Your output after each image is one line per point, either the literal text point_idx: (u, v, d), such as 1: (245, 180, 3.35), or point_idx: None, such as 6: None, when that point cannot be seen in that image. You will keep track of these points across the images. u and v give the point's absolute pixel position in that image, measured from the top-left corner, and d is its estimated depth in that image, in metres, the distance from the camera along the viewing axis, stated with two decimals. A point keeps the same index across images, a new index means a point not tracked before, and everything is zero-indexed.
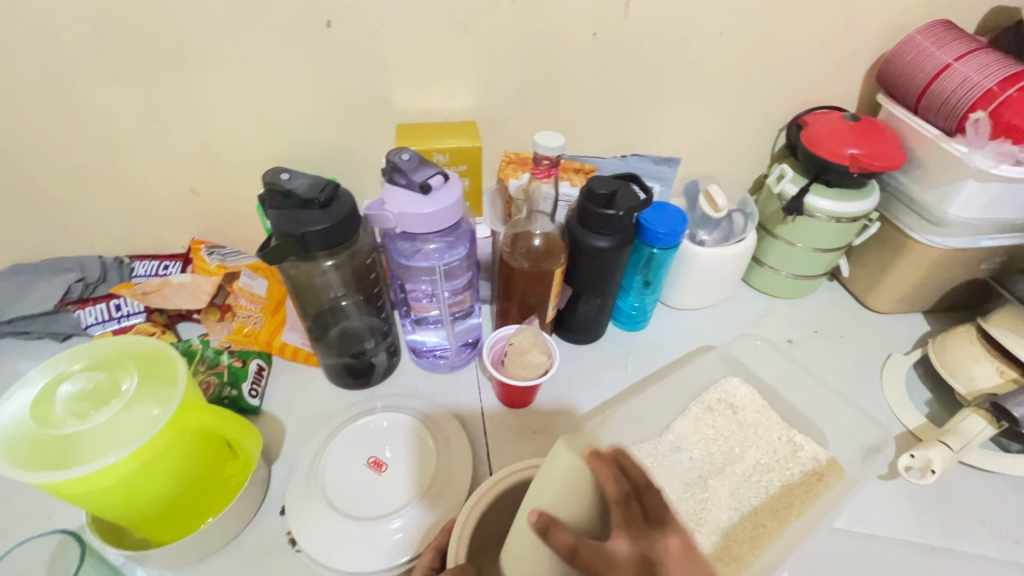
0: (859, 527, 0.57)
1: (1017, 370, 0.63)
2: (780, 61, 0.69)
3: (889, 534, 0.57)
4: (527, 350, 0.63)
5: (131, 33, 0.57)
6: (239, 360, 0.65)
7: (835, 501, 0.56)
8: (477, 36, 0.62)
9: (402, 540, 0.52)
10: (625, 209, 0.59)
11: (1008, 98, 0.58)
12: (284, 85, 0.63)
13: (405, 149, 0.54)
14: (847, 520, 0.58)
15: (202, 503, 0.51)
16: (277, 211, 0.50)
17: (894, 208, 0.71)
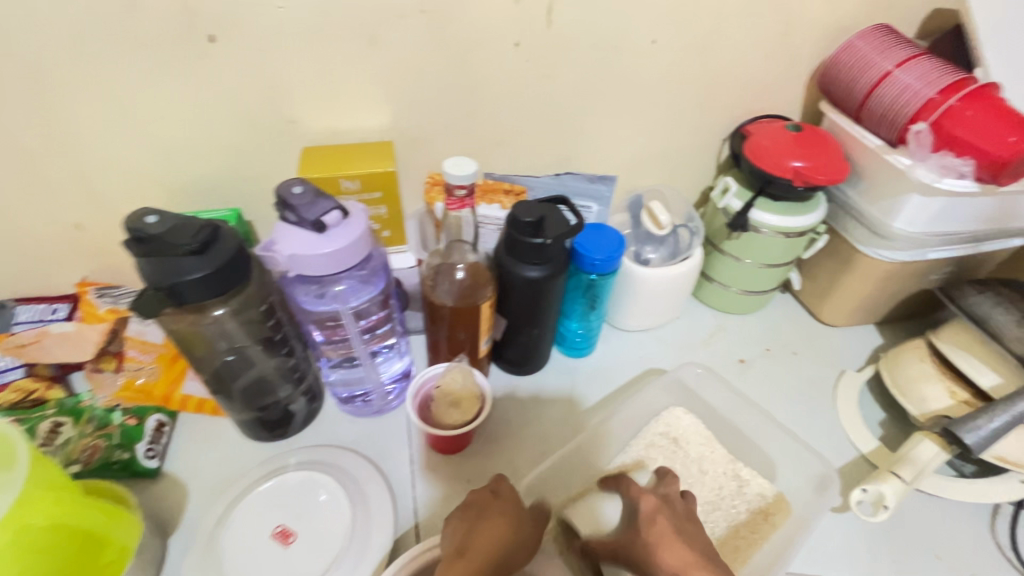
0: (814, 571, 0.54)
1: (968, 391, 0.60)
2: (718, 69, 0.65)
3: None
4: (456, 394, 0.58)
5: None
6: (133, 417, 0.58)
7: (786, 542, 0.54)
8: (385, 50, 0.56)
9: None
10: (554, 236, 0.54)
11: (950, 108, 0.54)
12: (171, 108, 0.55)
13: (298, 180, 0.48)
14: (801, 562, 0.54)
15: None
16: (146, 260, 0.44)
17: (841, 220, 0.68)
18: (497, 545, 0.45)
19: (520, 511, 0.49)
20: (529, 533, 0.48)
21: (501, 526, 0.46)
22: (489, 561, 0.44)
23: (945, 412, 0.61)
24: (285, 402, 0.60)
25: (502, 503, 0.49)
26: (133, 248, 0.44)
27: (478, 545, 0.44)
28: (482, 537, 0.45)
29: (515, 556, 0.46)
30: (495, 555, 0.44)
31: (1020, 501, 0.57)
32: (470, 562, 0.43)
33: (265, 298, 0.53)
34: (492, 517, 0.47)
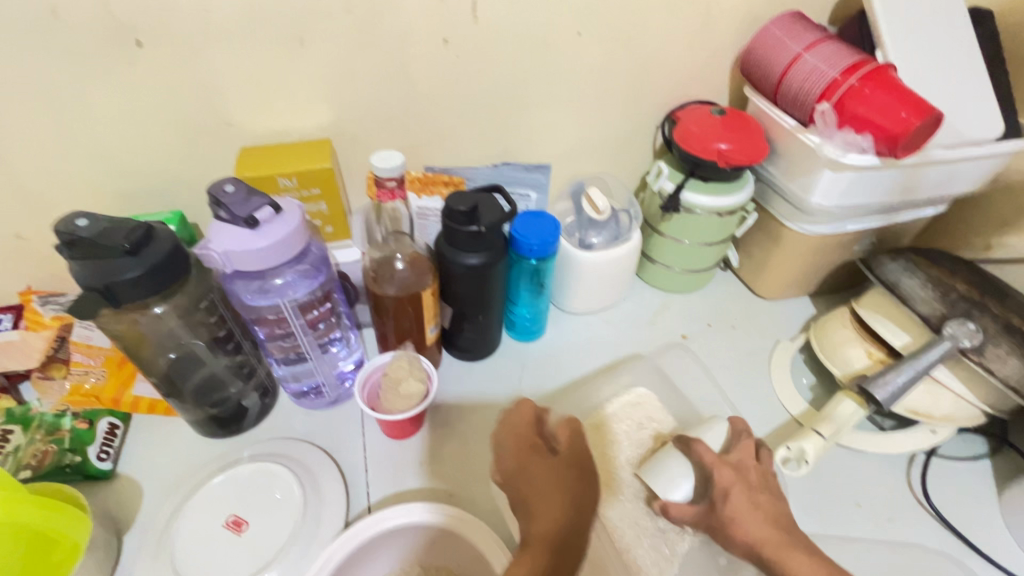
0: (846, 531, 0.57)
1: (884, 351, 0.65)
2: (645, 57, 0.68)
3: (867, 534, 0.57)
4: (403, 379, 0.59)
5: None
6: (85, 421, 0.59)
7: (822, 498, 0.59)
8: (316, 49, 0.57)
9: None
10: (488, 223, 0.57)
11: (850, 87, 0.58)
12: (104, 114, 0.56)
13: (231, 178, 0.49)
14: (833, 524, 0.58)
15: None
16: (80, 263, 0.45)
17: (767, 197, 0.72)
18: (554, 524, 0.47)
19: (557, 479, 0.50)
20: (579, 489, 0.50)
21: (555, 508, 0.48)
22: (551, 540, 0.46)
23: (864, 371, 0.65)
24: (237, 398, 0.61)
25: (533, 481, 0.50)
26: (66, 252, 0.44)
27: (537, 531, 0.46)
28: (538, 523, 0.47)
29: (578, 524, 0.48)
30: (553, 534, 0.46)
31: (930, 448, 0.62)
32: (533, 549, 0.45)
33: (206, 296, 0.54)
34: (537, 495, 0.49)
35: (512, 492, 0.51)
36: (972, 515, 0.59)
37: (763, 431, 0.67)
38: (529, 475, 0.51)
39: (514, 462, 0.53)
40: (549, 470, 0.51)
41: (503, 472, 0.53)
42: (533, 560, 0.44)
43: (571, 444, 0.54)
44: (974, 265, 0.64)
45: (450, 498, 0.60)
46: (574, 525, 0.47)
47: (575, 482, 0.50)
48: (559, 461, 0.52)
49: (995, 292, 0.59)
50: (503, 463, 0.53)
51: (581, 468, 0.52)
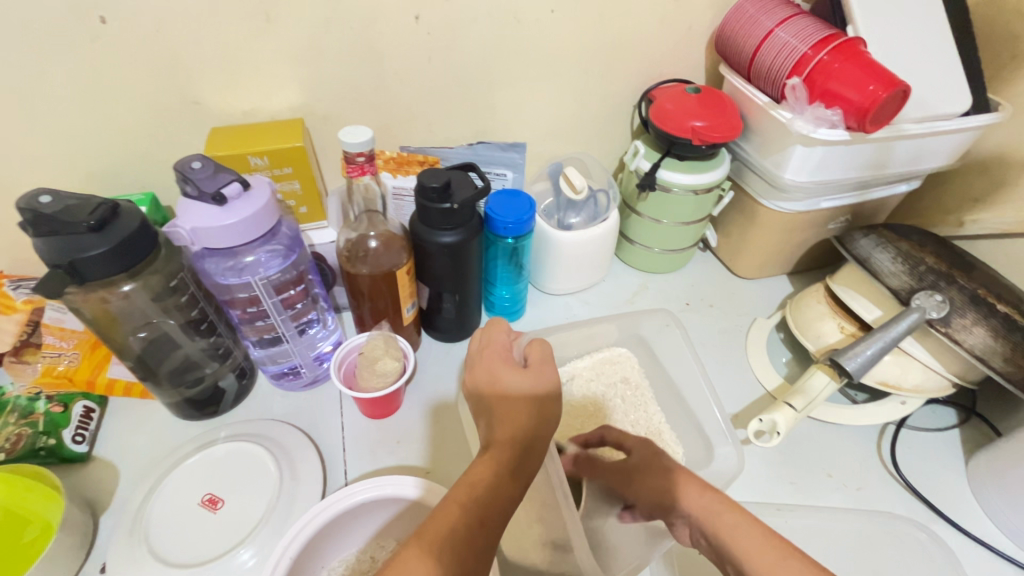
0: (813, 500, 0.58)
1: (856, 325, 0.66)
2: (619, 35, 0.67)
3: (835, 503, 0.58)
4: (379, 359, 0.60)
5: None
6: (59, 405, 0.58)
7: (792, 467, 0.61)
8: (284, 26, 0.56)
9: (253, 568, 0.51)
10: (461, 201, 0.56)
11: (820, 62, 0.59)
12: (68, 92, 0.55)
13: (198, 155, 0.49)
14: (801, 495, 0.59)
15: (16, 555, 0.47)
16: (44, 240, 0.44)
17: (743, 175, 0.73)
18: (518, 429, 0.44)
19: (525, 386, 0.47)
20: (547, 400, 0.47)
21: (521, 414, 0.45)
22: (515, 443, 0.43)
23: (836, 345, 0.66)
24: (213, 379, 0.61)
25: (498, 391, 0.47)
26: (29, 229, 0.44)
27: (500, 436, 0.44)
28: (502, 429, 0.44)
29: (542, 431, 0.45)
30: (517, 437, 0.43)
31: (900, 419, 0.63)
32: (495, 452, 0.42)
33: (175, 274, 0.53)
34: (503, 401, 0.46)
35: (476, 401, 0.49)
36: (939, 485, 0.60)
37: (738, 406, 0.68)
38: (498, 384, 0.48)
39: (483, 373, 0.50)
40: (515, 380, 0.48)
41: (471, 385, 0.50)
42: (497, 461, 0.42)
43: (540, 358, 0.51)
44: (945, 240, 0.64)
45: (426, 475, 0.60)
46: (538, 431, 0.45)
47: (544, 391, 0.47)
48: (527, 370, 0.49)
49: (962, 265, 0.60)
50: (472, 375, 0.50)
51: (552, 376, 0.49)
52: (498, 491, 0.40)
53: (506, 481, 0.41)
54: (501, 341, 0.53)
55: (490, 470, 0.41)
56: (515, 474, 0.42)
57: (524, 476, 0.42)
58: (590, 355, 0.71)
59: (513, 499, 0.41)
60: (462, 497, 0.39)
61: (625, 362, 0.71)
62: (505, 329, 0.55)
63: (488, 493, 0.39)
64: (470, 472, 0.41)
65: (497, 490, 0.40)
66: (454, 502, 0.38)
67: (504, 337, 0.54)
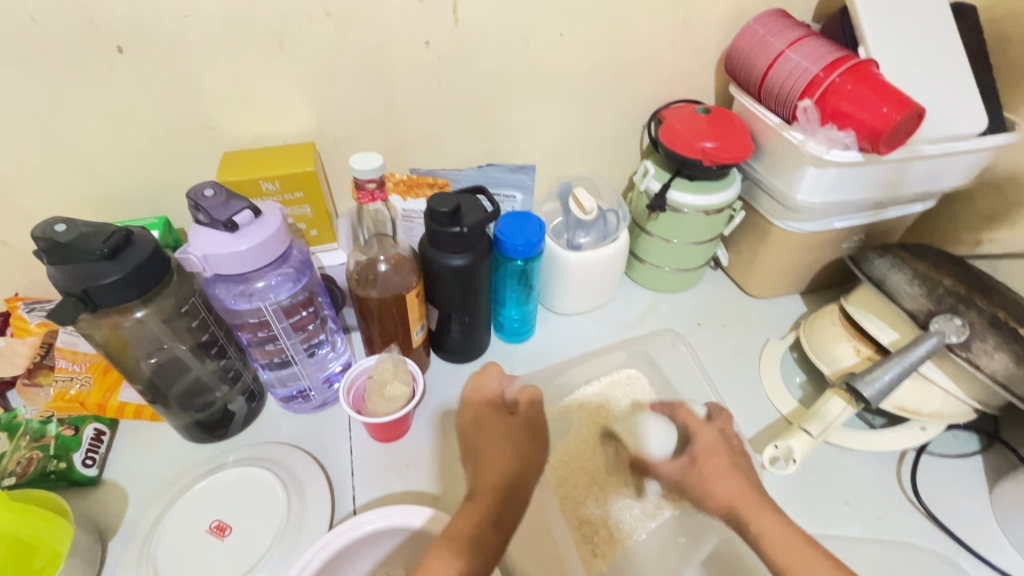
0: (830, 529, 0.57)
1: (873, 348, 0.64)
2: (629, 57, 0.68)
3: (853, 533, 0.57)
4: (388, 382, 0.59)
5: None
6: (70, 427, 0.59)
7: (808, 493, 0.59)
8: (297, 53, 0.57)
9: None
10: (471, 224, 0.56)
11: (832, 84, 0.58)
12: (85, 119, 0.56)
13: (211, 182, 0.49)
14: (818, 523, 0.57)
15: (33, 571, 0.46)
16: (59, 268, 0.44)
17: (754, 195, 0.72)
18: (502, 475, 0.49)
19: (506, 436, 0.53)
20: (529, 449, 0.54)
21: (503, 461, 0.51)
22: (497, 491, 0.48)
23: (853, 368, 0.64)
24: (222, 402, 0.61)
25: (487, 433, 0.53)
26: (44, 257, 0.44)
27: (483, 484, 0.49)
28: (487, 475, 0.49)
29: (522, 475, 0.51)
30: (499, 483, 0.49)
31: (920, 446, 0.62)
32: (480, 501, 0.47)
33: (186, 300, 0.54)
34: (486, 450, 0.52)
35: (464, 443, 0.55)
36: (962, 513, 0.58)
37: (752, 430, 0.66)
38: (481, 431, 0.54)
39: (472, 415, 0.56)
40: (501, 425, 0.54)
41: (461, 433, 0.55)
42: (479, 511, 0.46)
43: (523, 407, 0.57)
44: (962, 261, 0.63)
45: (436, 501, 0.59)
46: (518, 478, 0.50)
47: (521, 442, 0.53)
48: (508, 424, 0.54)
49: (981, 287, 0.59)
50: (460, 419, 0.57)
51: (531, 428, 0.55)
52: (481, 539, 0.44)
53: (488, 530, 0.45)
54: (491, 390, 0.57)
55: (474, 518, 0.46)
56: (498, 521, 0.46)
57: (507, 521, 0.47)
58: (599, 379, 0.68)
59: (495, 549, 0.45)
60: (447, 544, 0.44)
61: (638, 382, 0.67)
62: (496, 374, 0.59)
63: (474, 540, 0.44)
64: (454, 523, 0.45)
65: (481, 538, 0.44)
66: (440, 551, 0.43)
67: (496, 384, 0.58)
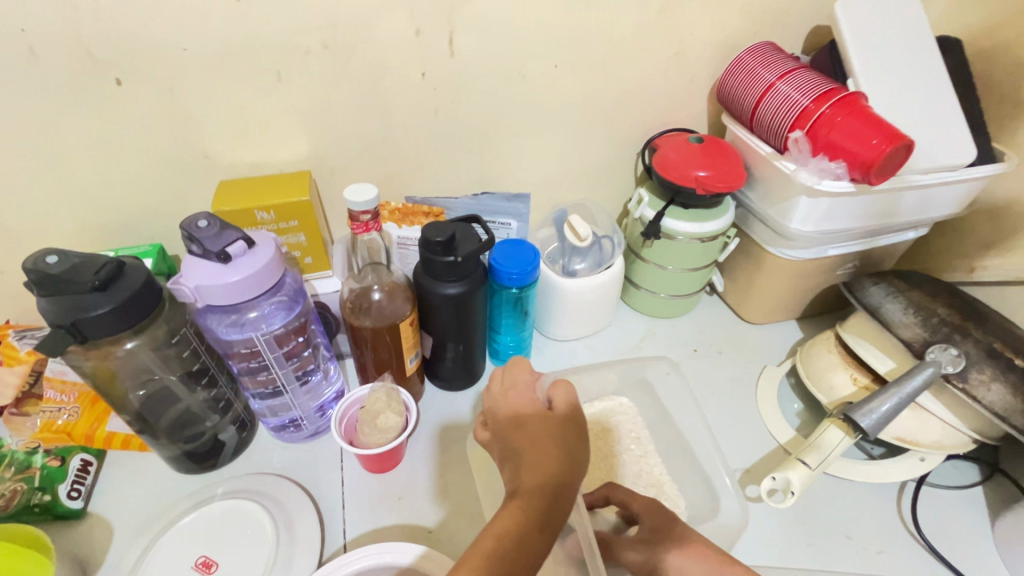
0: (831, 564, 0.56)
1: (869, 377, 0.64)
2: (621, 87, 0.68)
3: (854, 568, 0.56)
4: (380, 413, 0.58)
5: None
6: (57, 458, 0.58)
7: (807, 527, 0.58)
8: (294, 84, 0.58)
9: None
10: (466, 253, 0.57)
11: (822, 116, 0.59)
12: (82, 149, 0.56)
13: (205, 213, 0.49)
14: (819, 558, 0.56)
15: None
16: (49, 300, 0.44)
17: (749, 223, 0.73)
18: (546, 475, 0.41)
19: (552, 429, 0.44)
20: (576, 445, 0.44)
21: (548, 459, 0.42)
22: (545, 490, 0.40)
23: (850, 398, 0.64)
24: (212, 432, 0.60)
25: (527, 432, 0.45)
26: (34, 289, 0.44)
27: (528, 483, 0.41)
28: (530, 475, 0.41)
29: (573, 476, 0.42)
30: (545, 485, 0.40)
31: (920, 477, 0.61)
32: (524, 501, 0.39)
33: (178, 330, 0.53)
34: (529, 446, 0.43)
35: (502, 445, 0.46)
36: (965, 547, 0.57)
37: (751, 460, 0.66)
38: (524, 430, 0.45)
39: (509, 412, 0.47)
40: (543, 420, 0.46)
41: (496, 428, 0.47)
42: (522, 512, 0.39)
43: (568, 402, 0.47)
44: (959, 290, 0.63)
45: (429, 535, 0.58)
46: (566, 478, 0.41)
47: (569, 437, 0.44)
48: (553, 417, 0.46)
49: (977, 316, 0.59)
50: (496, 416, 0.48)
51: (579, 423, 0.46)
52: (524, 545, 0.37)
53: (532, 533, 0.38)
54: (527, 382, 0.50)
55: (516, 522, 0.38)
56: (543, 525, 0.39)
57: (555, 527, 0.39)
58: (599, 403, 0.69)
59: (540, 554, 0.38)
60: (486, 551, 0.36)
61: (626, 416, 0.68)
62: (528, 367, 0.51)
63: (517, 548, 0.37)
64: (495, 522, 0.38)
65: (526, 543, 0.37)
66: (477, 558, 0.36)
67: (528, 379, 0.50)
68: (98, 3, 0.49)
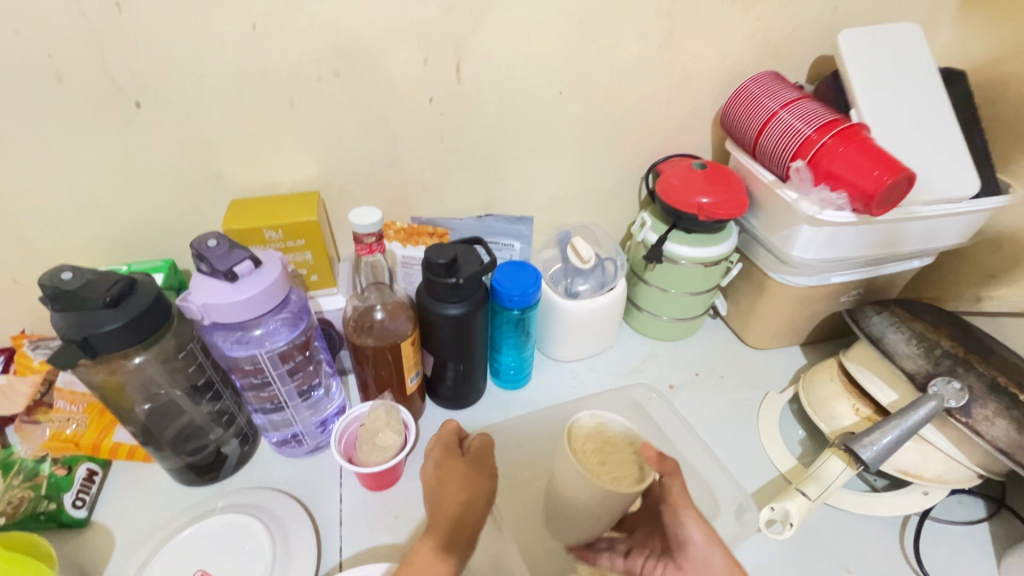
0: None
1: (871, 407, 0.63)
2: (626, 113, 0.70)
3: None
4: (380, 431, 0.59)
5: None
6: (64, 467, 0.59)
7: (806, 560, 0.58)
8: (306, 109, 0.60)
9: None
10: (467, 275, 0.58)
11: (824, 146, 0.60)
12: (102, 168, 0.59)
13: (214, 232, 0.51)
14: None
15: None
16: (62, 315, 0.46)
17: (751, 248, 0.73)
18: (452, 505, 0.49)
19: (461, 471, 0.53)
20: (479, 481, 0.52)
21: (457, 491, 0.50)
22: (449, 519, 0.48)
23: (851, 428, 0.63)
24: (216, 445, 0.61)
25: (442, 472, 0.53)
26: (48, 304, 0.45)
27: (439, 515, 0.49)
28: (442, 506, 0.49)
29: (475, 505, 0.50)
30: (452, 514, 0.49)
31: (923, 511, 0.60)
32: (434, 529, 0.47)
33: (185, 345, 0.55)
34: (441, 483, 0.52)
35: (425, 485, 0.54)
36: None
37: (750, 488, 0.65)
38: (439, 469, 0.53)
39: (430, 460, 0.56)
40: (455, 462, 0.54)
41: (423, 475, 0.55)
42: (431, 540, 0.46)
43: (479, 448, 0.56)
44: (962, 321, 0.63)
45: None
46: (469, 506, 0.49)
47: (474, 475, 0.53)
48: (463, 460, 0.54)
49: (981, 349, 0.58)
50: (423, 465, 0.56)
51: (485, 465, 0.54)
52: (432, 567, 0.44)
53: (439, 558, 0.45)
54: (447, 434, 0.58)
55: (428, 550, 0.46)
56: (447, 550, 0.46)
57: (461, 552, 0.47)
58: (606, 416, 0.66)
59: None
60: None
61: None
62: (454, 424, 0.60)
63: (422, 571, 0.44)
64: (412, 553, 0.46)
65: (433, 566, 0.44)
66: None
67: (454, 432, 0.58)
68: (121, 34, 0.51)
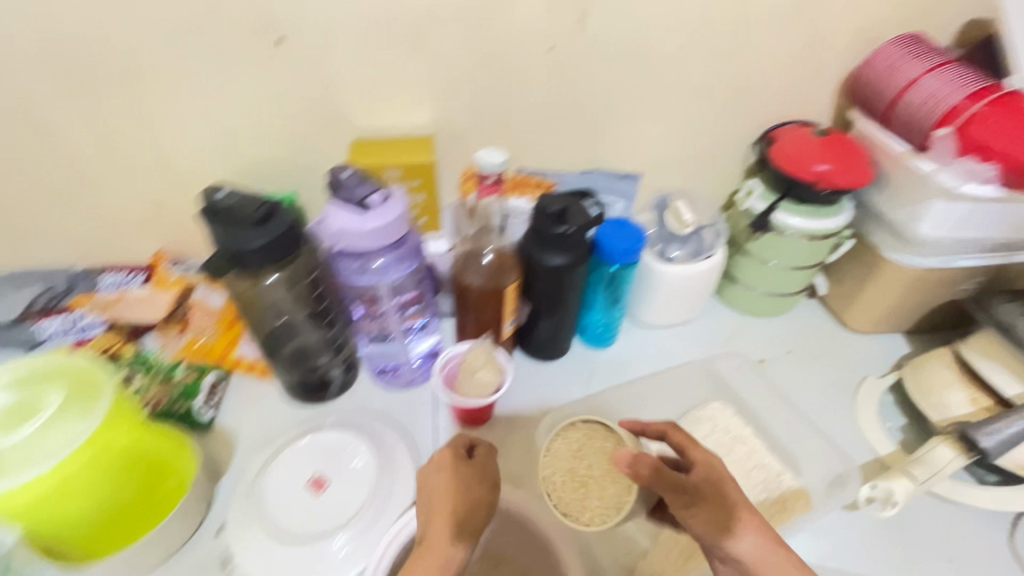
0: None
1: (992, 399, 0.60)
2: (747, 73, 0.67)
3: None
4: (479, 368, 0.62)
5: (74, 49, 0.57)
6: (194, 373, 0.66)
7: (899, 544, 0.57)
8: (430, 52, 0.61)
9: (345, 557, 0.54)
10: (577, 226, 0.58)
11: (976, 114, 0.56)
12: (240, 101, 0.63)
13: (347, 165, 0.54)
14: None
15: (144, 513, 0.53)
16: (217, 229, 0.50)
17: (867, 225, 0.69)
18: (453, 508, 0.47)
19: (462, 474, 0.50)
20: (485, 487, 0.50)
21: (456, 497, 0.48)
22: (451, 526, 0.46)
23: (965, 418, 0.60)
24: (324, 369, 0.65)
25: (442, 474, 0.50)
26: (207, 218, 0.50)
27: (433, 523, 0.46)
28: (437, 514, 0.47)
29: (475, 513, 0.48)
30: (454, 521, 0.46)
31: None
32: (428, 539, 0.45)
33: (312, 271, 0.57)
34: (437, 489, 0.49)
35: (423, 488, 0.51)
36: None
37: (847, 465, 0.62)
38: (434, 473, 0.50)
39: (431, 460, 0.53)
40: (460, 463, 0.51)
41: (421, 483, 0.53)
42: (428, 551, 0.44)
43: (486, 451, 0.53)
44: None
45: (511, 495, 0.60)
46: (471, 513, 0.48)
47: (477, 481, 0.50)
48: (468, 464, 0.51)
49: None
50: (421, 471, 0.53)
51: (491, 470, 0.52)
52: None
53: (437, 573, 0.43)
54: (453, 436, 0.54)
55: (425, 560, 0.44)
56: (458, 537, 0.46)
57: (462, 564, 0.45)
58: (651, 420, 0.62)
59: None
60: None
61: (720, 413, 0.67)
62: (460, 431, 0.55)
63: None
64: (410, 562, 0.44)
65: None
66: None
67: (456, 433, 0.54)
68: None
